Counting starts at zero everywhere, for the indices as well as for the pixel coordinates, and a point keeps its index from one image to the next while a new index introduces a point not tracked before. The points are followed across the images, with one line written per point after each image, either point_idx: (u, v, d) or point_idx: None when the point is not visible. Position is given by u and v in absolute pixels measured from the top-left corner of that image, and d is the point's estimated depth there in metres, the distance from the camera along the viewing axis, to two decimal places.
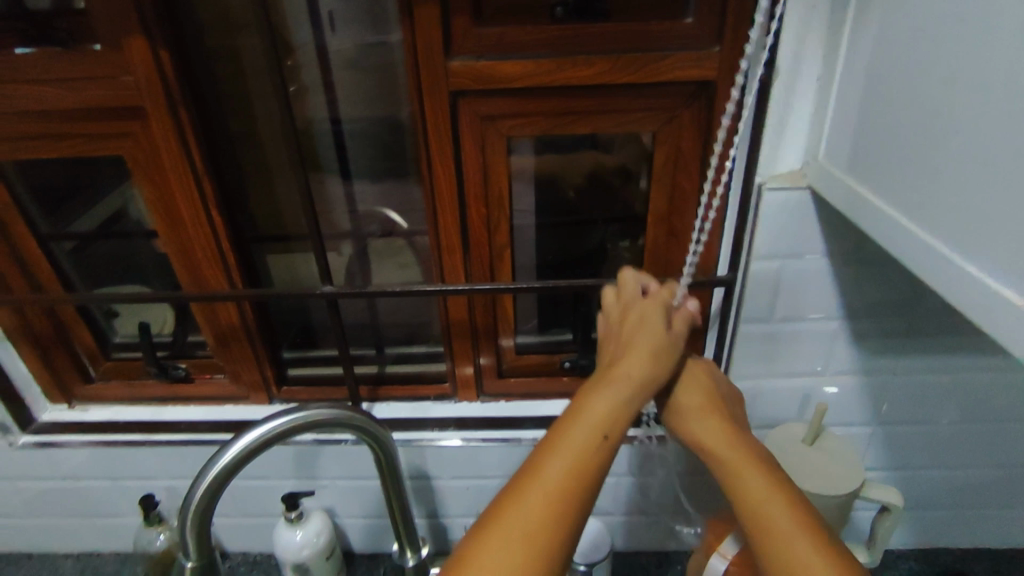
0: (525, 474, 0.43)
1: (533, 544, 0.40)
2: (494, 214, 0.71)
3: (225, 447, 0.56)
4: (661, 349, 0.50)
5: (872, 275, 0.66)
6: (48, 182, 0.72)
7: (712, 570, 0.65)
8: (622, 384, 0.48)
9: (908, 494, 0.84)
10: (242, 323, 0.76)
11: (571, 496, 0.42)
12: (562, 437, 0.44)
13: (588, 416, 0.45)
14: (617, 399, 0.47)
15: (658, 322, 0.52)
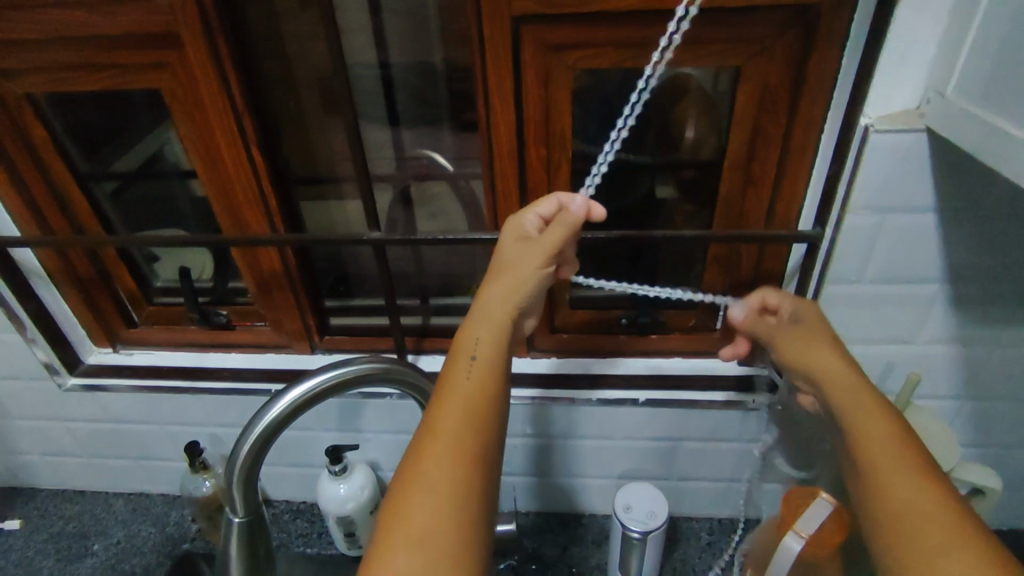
0: (422, 437, 0.44)
1: (449, 493, 0.41)
2: (555, 156, 0.63)
3: (277, 397, 0.53)
4: (517, 275, 0.53)
5: (995, 235, 0.55)
6: (87, 123, 0.71)
7: (784, 551, 0.54)
8: (479, 330, 0.50)
9: (1012, 484, 0.74)
10: (285, 270, 0.73)
11: (466, 445, 0.43)
12: (440, 402, 0.46)
13: (456, 372, 0.48)
14: (477, 344, 0.49)
15: (518, 251, 0.54)
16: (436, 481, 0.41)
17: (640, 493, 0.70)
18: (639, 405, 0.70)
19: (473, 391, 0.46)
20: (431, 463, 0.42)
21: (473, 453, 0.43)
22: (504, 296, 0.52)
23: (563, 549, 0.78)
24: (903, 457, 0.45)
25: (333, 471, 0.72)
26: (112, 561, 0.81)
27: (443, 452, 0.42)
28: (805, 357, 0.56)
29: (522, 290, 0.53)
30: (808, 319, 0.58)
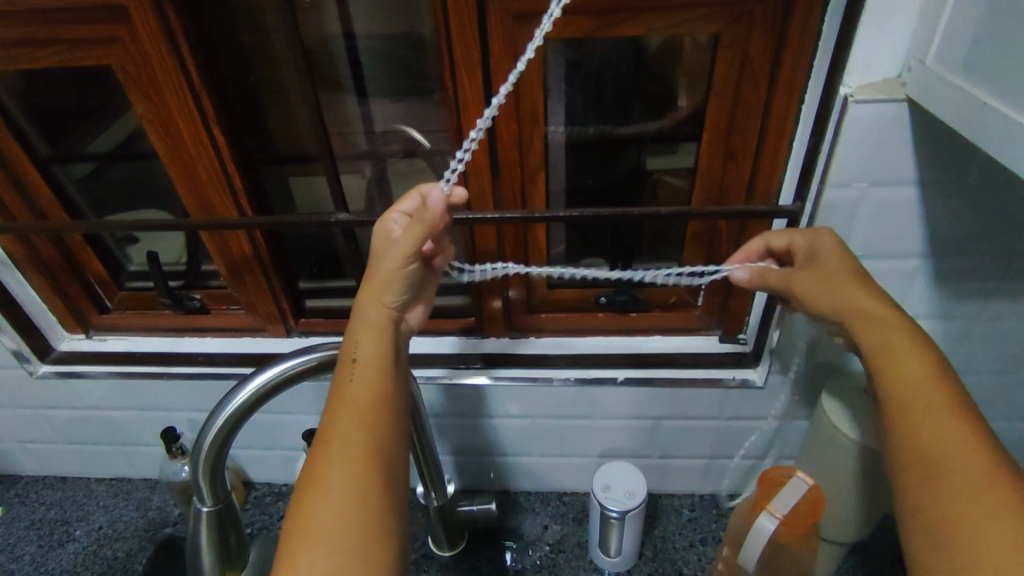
0: (321, 443, 0.44)
1: (344, 501, 0.40)
2: (527, 131, 0.61)
3: (241, 385, 0.52)
4: (391, 275, 0.50)
5: (976, 206, 0.54)
6: (57, 104, 0.69)
7: (759, 531, 0.55)
8: (364, 335, 0.48)
9: None
10: (255, 254, 0.71)
11: (370, 448, 0.43)
12: (334, 409, 0.45)
13: (344, 380, 0.46)
14: (359, 349, 0.48)
15: (388, 252, 0.50)
16: (339, 487, 0.41)
17: (617, 471, 0.70)
18: (617, 384, 0.69)
19: (364, 395, 0.45)
20: (331, 468, 0.41)
21: (373, 454, 0.43)
22: (384, 300, 0.50)
23: (544, 527, 0.78)
24: (950, 412, 0.42)
25: (311, 455, 0.72)
26: (94, 546, 0.81)
27: (340, 459, 0.42)
28: (837, 287, 0.50)
29: (396, 291, 0.50)
30: (842, 255, 0.52)
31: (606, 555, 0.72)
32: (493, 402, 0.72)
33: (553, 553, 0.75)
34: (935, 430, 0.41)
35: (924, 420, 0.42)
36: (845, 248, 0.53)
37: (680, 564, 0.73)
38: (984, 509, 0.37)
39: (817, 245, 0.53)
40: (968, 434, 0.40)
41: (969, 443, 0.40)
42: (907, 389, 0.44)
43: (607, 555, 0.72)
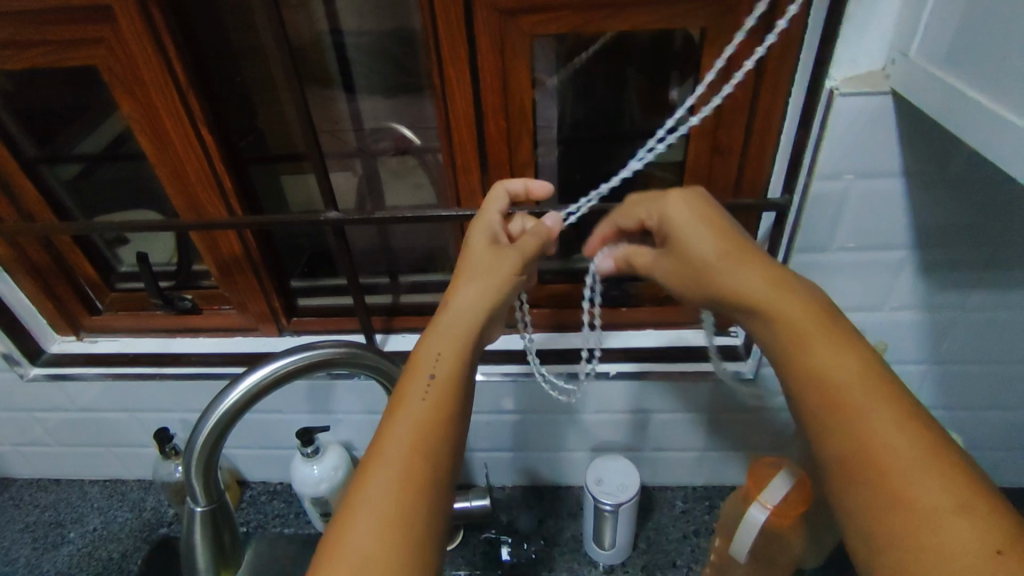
0: (371, 455, 0.43)
1: (387, 538, 0.39)
2: (516, 127, 0.61)
3: (232, 385, 0.52)
4: (488, 283, 0.51)
5: (959, 195, 0.54)
6: (46, 104, 0.69)
7: (750, 522, 0.55)
8: (442, 343, 0.48)
9: (976, 439, 0.74)
10: (246, 254, 0.71)
11: (416, 473, 0.42)
12: (394, 420, 0.44)
13: (414, 394, 0.45)
14: (438, 364, 0.46)
15: (491, 254, 0.53)
16: (379, 510, 0.40)
17: (609, 465, 0.71)
18: (609, 378, 0.69)
19: (429, 411, 0.44)
20: (375, 488, 0.41)
21: (420, 479, 0.42)
22: (473, 308, 0.50)
23: (539, 521, 0.78)
24: (876, 396, 0.41)
25: (305, 453, 0.72)
26: (88, 548, 0.81)
27: (384, 477, 0.41)
28: (711, 275, 0.48)
29: (493, 300, 0.51)
30: (706, 229, 0.49)
31: (600, 548, 0.73)
32: (485, 398, 0.72)
33: (547, 546, 0.76)
34: (870, 428, 0.40)
35: (856, 419, 0.40)
36: (710, 218, 0.50)
37: (674, 555, 0.74)
38: (940, 521, 0.36)
39: (668, 219, 0.51)
40: (901, 429, 0.39)
41: (905, 442, 0.39)
42: (828, 385, 0.42)
43: (602, 548, 0.73)
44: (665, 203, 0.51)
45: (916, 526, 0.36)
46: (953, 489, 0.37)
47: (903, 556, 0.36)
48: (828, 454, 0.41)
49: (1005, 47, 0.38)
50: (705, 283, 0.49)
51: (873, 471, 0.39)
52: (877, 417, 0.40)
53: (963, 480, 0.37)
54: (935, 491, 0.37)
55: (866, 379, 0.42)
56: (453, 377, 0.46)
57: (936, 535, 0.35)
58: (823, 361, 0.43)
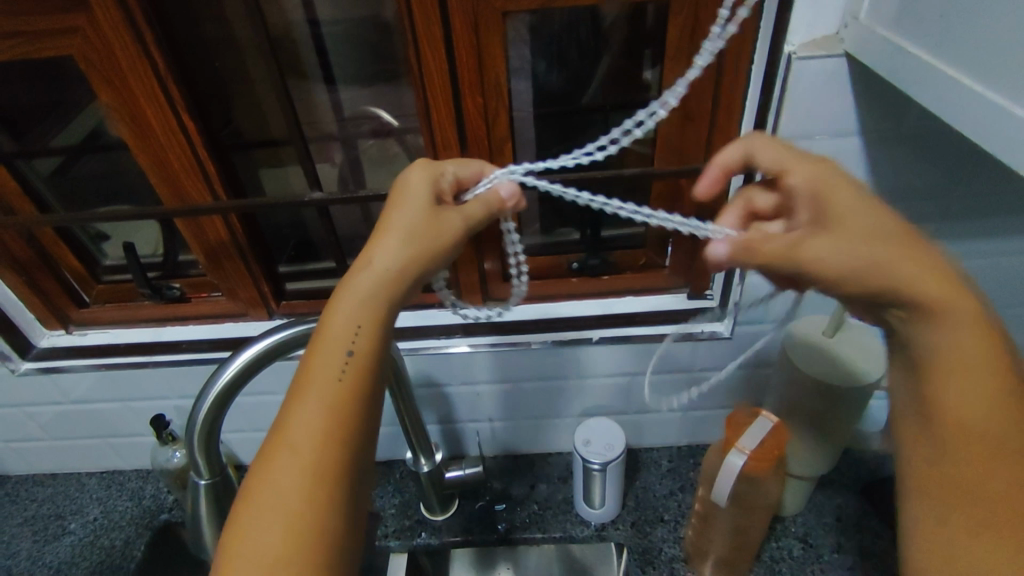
0: (273, 435, 0.40)
1: (292, 535, 0.37)
2: (492, 104, 0.63)
3: (227, 361, 0.54)
4: (422, 248, 0.45)
5: (910, 152, 0.58)
6: (18, 100, 0.69)
7: (729, 466, 0.59)
8: (359, 315, 0.43)
9: None
10: (232, 239, 0.72)
11: (322, 456, 0.39)
12: (298, 398, 0.40)
13: (326, 370, 0.41)
14: (354, 331, 0.42)
15: (432, 218, 0.47)
16: (275, 506, 0.38)
17: (596, 427, 0.74)
18: (593, 344, 0.72)
19: (334, 389, 0.40)
20: (273, 475, 0.38)
21: (329, 463, 0.39)
22: (397, 275, 0.44)
23: (531, 487, 0.81)
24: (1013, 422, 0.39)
25: None
26: (91, 537, 0.82)
27: (289, 462, 0.38)
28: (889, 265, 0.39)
29: (417, 255, 0.45)
30: (877, 219, 0.41)
31: (591, 507, 0.76)
32: (477, 370, 0.75)
33: (541, 510, 0.79)
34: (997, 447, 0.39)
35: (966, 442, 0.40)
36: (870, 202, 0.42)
37: (661, 510, 0.77)
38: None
39: (829, 198, 0.43)
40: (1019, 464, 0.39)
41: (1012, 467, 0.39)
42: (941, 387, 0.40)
43: (592, 507, 0.76)
44: (821, 168, 0.45)
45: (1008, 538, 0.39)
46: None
47: (974, 553, 0.39)
48: (927, 449, 0.41)
49: (945, 8, 0.41)
50: (873, 271, 0.40)
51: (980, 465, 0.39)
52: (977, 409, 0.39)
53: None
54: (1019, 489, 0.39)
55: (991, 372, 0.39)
56: (374, 349, 0.42)
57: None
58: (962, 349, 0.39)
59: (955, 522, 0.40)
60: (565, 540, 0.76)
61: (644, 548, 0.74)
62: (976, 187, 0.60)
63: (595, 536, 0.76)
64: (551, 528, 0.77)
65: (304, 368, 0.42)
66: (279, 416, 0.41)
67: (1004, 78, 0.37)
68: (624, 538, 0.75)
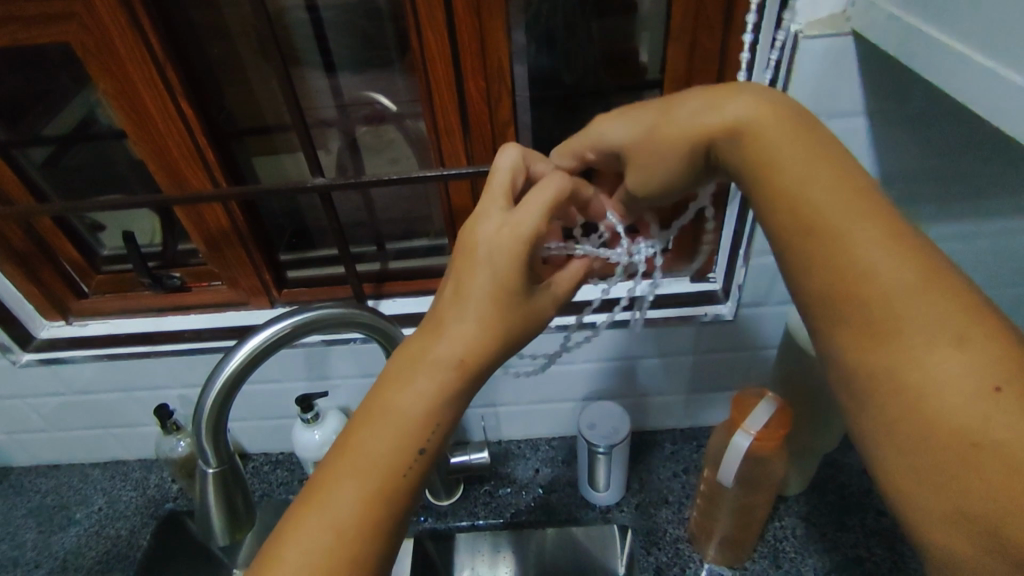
0: (314, 487, 0.40)
1: None
2: (494, 87, 0.62)
3: (233, 350, 0.53)
4: (497, 330, 0.42)
5: (915, 132, 0.58)
6: (6, 89, 0.68)
7: (735, 447, 0.60)
8: (409, 410, 0.41)
9: None
10: (233, 226, 0.72)
11: (357, 531, 0.39)
12: (350, 459, 0.40)
13: (388, 445, 0.40)
14: (421, 414, 0.41)
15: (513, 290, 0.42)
16: (299, 565, 0.38)
17: (600, 412, 0.74)
18: (597, 328, 0.72)
19: (362, 481, 0.40)
20: (306, 534, 0.38)
21: (361, 541, 0.39)
22: (473, 359, 0.42)
23: (536, 470, 0.82)
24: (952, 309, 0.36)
25: (305, 419, 0.74)
26: (97, 527, 0.82)
27: (302, 552, 0.38)
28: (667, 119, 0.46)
29: (487, 339, 0.42)
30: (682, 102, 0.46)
31: (595, 490, 0.77)
32: None
33: (546, 493, 0.80)
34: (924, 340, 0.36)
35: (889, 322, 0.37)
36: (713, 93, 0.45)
37: (665, 492, 0.78)
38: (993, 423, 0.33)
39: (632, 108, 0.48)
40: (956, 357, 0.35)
41: (953, 361, 0.35)
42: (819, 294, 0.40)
43: (597, 490, 0.77)
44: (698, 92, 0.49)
45: (978, 450, 0.33)
46: (993, 345, 0.35)
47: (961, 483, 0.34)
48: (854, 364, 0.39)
49: None
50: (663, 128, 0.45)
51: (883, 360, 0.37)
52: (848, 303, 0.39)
53: (1003, 338, 0.35)
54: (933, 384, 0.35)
55: (894, 245, 0.38)
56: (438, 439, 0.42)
57: (943, 412, 0.35)
58: (833, 220, 0.40)
59: (949, 475, 0.34)
60: (570, 522, 0.77)
61: (648, 529, 0.75)
62: (980, 166, 0.60)
63: (601, 519, 0.77)
64: (557, 512, 0.78)
65: (359, 424, 0.41)
66: (324, 469, 0.40)
67: (1017, 55, 0.36)
68: (628, 520, 0.76)
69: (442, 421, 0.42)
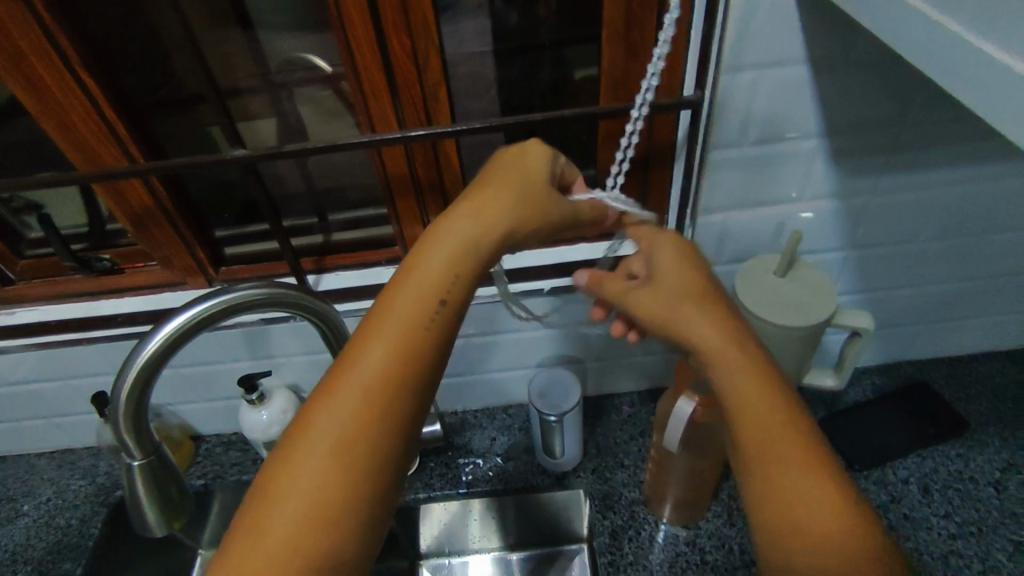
0: (347, 352, 0.42)
1: (339, 454, 0.38)
2: (419, 45, 0.58)
3: (146, 338, 0.50)
4: (515, 211, 0.47)
5: (860, 79, 0.56)
6: None
7: (679, 414, 0.59)
8: (431, 275, 0.44)
9: (879, 315, 0.78)
10: (157, 203, 0.67)
11: (391, 385, 0.40)
12: (378, 319, 0.42)
13: (418, 300, 0.43)
14: (446, 275, 0.44)
15: (521, 181, 0.49)
16: (336, 420, 0.39)
17: (552, 380, 0.74)
18: (546, 296, 0.70)
19: (388, 348, 0.41)
20: (341, 390, 0.40)
21: (391, 395, 0.40)
22: (490, 229, 0.46)
23: (492, 439, 0.81)
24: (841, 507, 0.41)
25: (251, 401, 0.72)
26: (45, 518, 0.80)
27: (330, 426, 0.39)
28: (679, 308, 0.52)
29: (505, 220, 0.46)
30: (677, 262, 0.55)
31: (552, 457, 0.76)
32: None
33: (503, 462, 0.79)
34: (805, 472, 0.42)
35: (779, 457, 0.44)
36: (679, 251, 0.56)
37: (621, 455, 0.78)
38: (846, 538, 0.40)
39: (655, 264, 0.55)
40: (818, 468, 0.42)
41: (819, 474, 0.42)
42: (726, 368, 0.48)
43: (553, 457, 0.76)
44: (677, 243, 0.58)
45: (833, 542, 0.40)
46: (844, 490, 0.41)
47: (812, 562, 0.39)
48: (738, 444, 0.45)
49: None
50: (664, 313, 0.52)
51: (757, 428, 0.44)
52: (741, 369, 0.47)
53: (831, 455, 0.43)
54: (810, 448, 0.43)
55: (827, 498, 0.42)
56: (462, 301, 0.44)
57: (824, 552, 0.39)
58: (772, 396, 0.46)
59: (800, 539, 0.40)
60: (527, 490, 0.76)
61: (604, 493, 0.75)
62: (928, 114, 0.58)
63: (556, 485, 0.76)
64: (514, 480, 0.77)
65: (386, 292, 0.44)
66: (355, 334, 0.42)
67: None
68: (586, 485, 0.76)
69: (466, 284, 0.45)
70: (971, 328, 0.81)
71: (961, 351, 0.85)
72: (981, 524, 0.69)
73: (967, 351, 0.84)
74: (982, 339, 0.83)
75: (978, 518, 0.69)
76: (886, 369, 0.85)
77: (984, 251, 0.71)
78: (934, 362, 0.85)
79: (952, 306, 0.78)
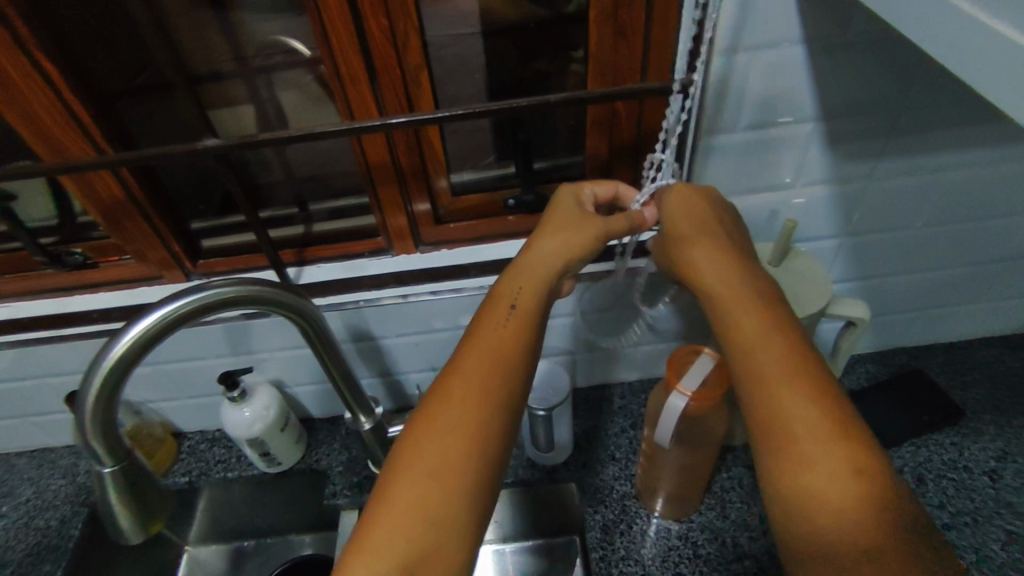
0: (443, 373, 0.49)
1: (453, 453, 0.44)
2: (398, 26, 0.55)
3: (115, 338, 0.47)
4: (573, 241, 0.56)
5: (857, 61, 0.53)
6: None
7: (671, 409, 0.57)
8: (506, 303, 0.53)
9: (874, 302, 0.77)
10: (127, 195, 0.65)
11: (491, 396, 0.47)
12: (471, 343, 0.51)
13: (498, 324, 0.51)
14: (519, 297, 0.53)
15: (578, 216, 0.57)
16: (444, 426, 0.45)
17: (541, 372, 0.72)
18: None
19: (484, 362, 0.49)
20: (448, 398, 0.47)
21: (495, 403, 0.47)
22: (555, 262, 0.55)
23: None
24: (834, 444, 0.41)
25: (231, 397, 0.70)
26: (24, 519, 0.78)
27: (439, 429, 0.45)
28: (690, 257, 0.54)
29: (570, 249, 0.55)
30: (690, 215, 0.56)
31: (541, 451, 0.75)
32: (412, 318, 0.73)
33: None
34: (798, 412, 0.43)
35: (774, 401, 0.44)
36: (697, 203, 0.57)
37: (613, 448, 0.77)
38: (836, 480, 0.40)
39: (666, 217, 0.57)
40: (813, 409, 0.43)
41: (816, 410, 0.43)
42: (749, 340, 0.47)
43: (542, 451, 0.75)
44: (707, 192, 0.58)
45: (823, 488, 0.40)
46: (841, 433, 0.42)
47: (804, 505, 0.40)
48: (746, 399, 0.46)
49: None
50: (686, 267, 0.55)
51: (769, 401, 0.44)
52: (762, 337, 0.47)
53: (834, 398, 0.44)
54: (810, 396, 0.43)
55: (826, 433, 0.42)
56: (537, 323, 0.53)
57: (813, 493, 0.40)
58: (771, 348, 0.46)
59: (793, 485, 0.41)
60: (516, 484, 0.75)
61: (596, 487, 0.73)
62: (927, 97, 0.56)
63: (546, 479, 0.75)
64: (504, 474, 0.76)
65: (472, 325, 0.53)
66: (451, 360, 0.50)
67: None
68: (577, 479, 0.74)
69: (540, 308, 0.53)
70: (965, 314, 0.80)
71: (954, 338, 0.84)
72: (976, 515, 0.68)
73: (960, 337, 0.84)
74: (975, 326, 0.82)
75: (972, 508, 0.69)
76: (879, 356, 0.84)
77: (980, 237, 0.70)
78: (927, 349, 0.84)
79: (947, 292, 0.76)
